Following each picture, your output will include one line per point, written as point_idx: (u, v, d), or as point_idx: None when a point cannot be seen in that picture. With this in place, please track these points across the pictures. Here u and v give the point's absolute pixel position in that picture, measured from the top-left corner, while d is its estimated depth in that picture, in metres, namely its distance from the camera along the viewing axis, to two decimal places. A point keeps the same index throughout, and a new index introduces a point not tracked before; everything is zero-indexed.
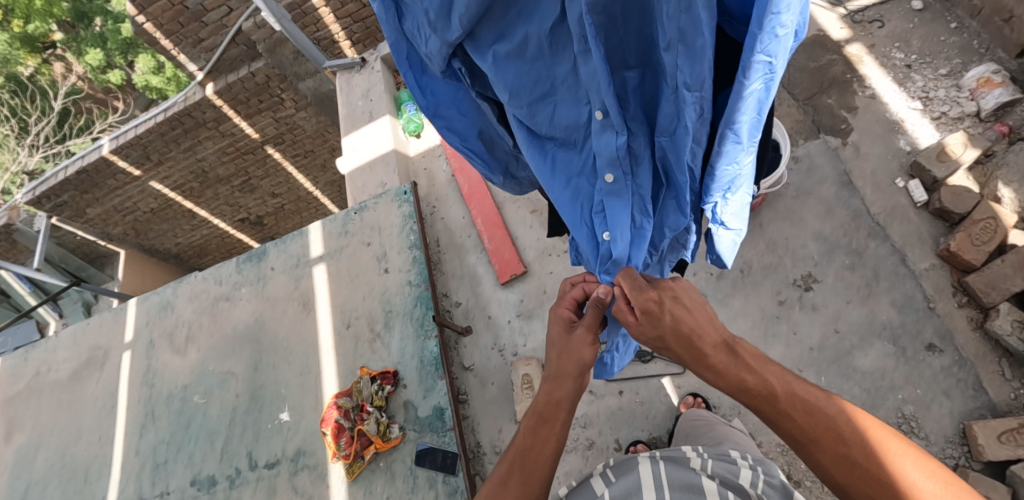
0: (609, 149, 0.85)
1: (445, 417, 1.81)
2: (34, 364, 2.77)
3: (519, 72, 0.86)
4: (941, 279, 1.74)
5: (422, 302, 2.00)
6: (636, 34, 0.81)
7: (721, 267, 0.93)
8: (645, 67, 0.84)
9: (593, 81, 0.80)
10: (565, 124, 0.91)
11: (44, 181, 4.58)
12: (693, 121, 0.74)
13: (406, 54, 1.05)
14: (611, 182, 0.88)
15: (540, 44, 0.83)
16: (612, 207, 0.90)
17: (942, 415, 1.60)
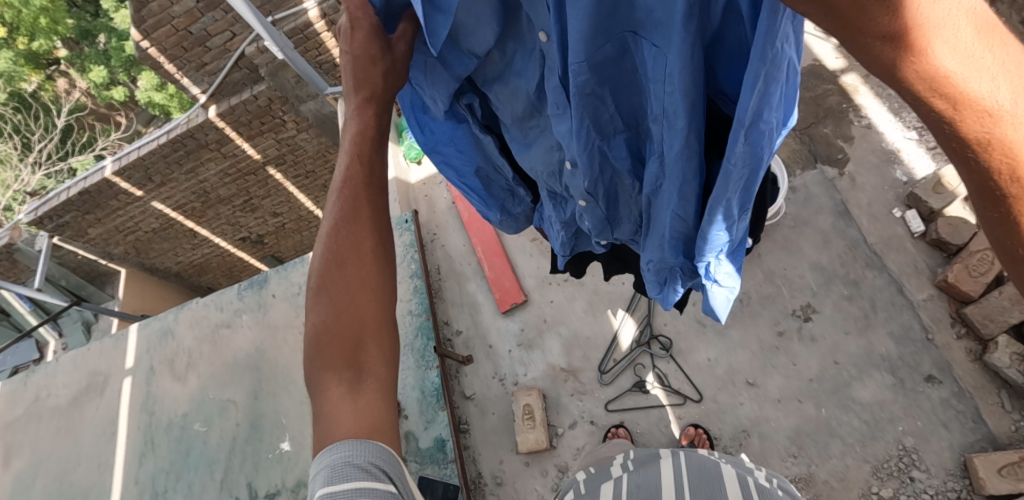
0: (581, 187, 0.86)
1: (446, 448, 1.81)
2: (32, 389, 2.76)
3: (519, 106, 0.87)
4: (939, 310, 1.75)
5: (422, 332, 2.02)
6: (625, 107, 0.76)
7: (715, 320, 0.96)
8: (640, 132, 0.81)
9: (568, 146, 0.78)
10: (545, 161, 0.93)
11: (46, 201, 4.63)
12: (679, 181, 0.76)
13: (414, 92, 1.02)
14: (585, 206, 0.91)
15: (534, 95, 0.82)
16: (592, 219, 0.95)
17: (942, 447, 1.60)
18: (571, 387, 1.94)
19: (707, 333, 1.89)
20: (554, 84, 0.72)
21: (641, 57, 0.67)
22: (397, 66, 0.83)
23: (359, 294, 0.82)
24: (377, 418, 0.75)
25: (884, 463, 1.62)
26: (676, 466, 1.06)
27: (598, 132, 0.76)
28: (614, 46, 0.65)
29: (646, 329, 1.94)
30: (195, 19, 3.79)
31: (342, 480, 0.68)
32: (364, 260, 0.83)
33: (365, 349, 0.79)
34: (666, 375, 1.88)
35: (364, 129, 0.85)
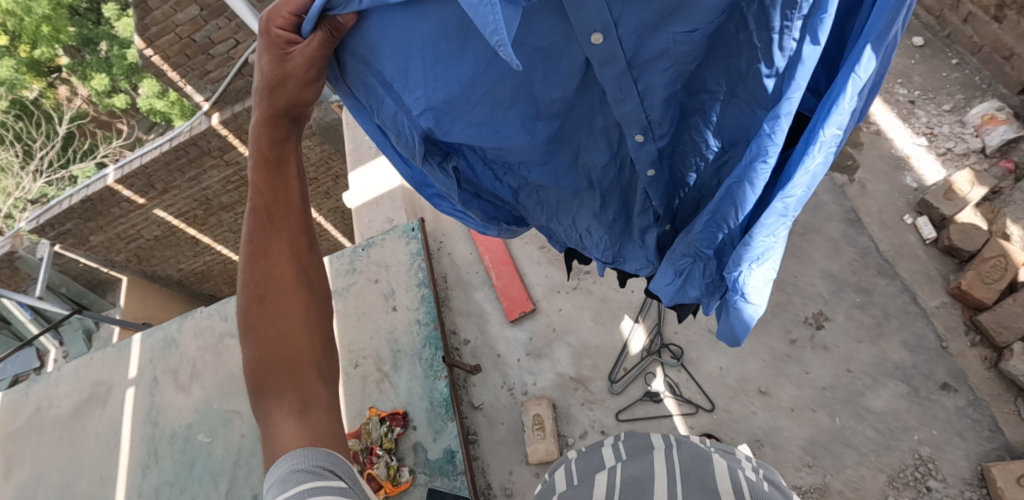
0: (651, 159, 0.84)
1: (455, 460, 1.78)
2: (33, 400, 2.73)
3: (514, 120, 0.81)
4: (953, 318, 1.73)
5: (431, 342, 2.00)
6: (716, 67, 0.75)
7: (736, 344, 0.94)
8: (732, 100, 0.78)
9: (649, 108, 0.78)
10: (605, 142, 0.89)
11: (48, 209, 4.63)
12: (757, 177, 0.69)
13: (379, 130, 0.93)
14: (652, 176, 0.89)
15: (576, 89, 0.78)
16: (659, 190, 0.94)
17: (959, 457, 1.58)
18: (581, 397, 1.92)
19: (718, 342, 1.88)
20: (617, 72, 0.69)
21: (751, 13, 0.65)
22: (301, 75, 0.78)
23: (287, 321, 0.92)
24: (320, 430, 0.86)
25: (900, 473, 1.60)
26: (670, 457, 0.94)
27: (687, 86, 0.78)
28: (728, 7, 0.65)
29: (657, 338, 1.92)
30: (199, 27, 3.80)
31: (296, 483, 0.76)
32: (288, 288, 0.93)
33: (303, 370, 0.90)
34: (678, 384, 1.86)
35: (266, 163, 0.90)
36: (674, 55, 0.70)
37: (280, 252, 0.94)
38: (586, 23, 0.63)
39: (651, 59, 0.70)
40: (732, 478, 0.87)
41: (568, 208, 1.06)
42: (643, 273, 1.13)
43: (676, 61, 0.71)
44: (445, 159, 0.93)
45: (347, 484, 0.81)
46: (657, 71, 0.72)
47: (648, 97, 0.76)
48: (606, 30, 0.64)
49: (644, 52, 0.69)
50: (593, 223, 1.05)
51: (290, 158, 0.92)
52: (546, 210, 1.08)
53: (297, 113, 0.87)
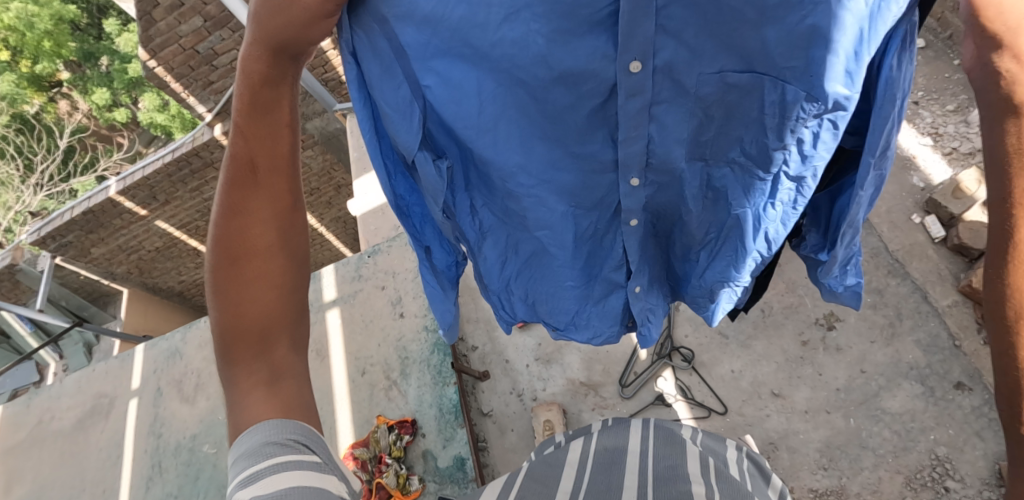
0: (640, 205, 0.82)
1: (466, 467, 1.76)
2: (36, 412, 2.71)
3: (522, 130, 0.71)
4: (966, 317, 1.72)
5: (439, 349, 1.98)
6: (725, 136, 0.72)
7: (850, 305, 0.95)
8: (748, 164, 0.74)
9: (652, 151, 0.75)
10: (596, 195, 0.82)
11: (49, 221, 4.62)
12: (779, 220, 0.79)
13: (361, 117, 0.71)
14: (634, 226, 0.87)
15: (596, 119, 0.70)
16: (633, 247, 0.91)
17: (977, 457, 1.56)
18: (593, 402, 1.90)
19: (729, 345, 1.87)
20: (637, 107, 0.65)
21: (768, 95, 0.63)
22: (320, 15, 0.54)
23: (255, 289, 0.66)
24: (293, 402, 0.66)
25: (917, 473, 1.58)
26: (643, 433, 1.00)
27: (693, 141, 0.74)
28: (749, 76, 0.62)
29: (667, 341, 1.91)
30: (203, 38, 3.84)
31: (260, 460, 0.58)
32: (261, 253, 0.66)
33: (272, 344, 0.67)
34: (689, 386, 1.84)
35: (257, 94, 0.59)
36: (690, 96, 0.66)
37: (259, 209, 0.65)
38: (630, 49, 0.58)
39: (667, 98, 0.67)
40: (700, 455, 0.91)
41: (534, 266, 0.97)
42: (603, 330, 1.11)
43: (693, 106, 0.68)
44: (442, 160, 0.76)
45: (324, 461, 0.63)
46: (673, 110, 0.69)
47: (655, 140, 0.73)
48: (645, 58, 0.60)
49: (672, 77, 0.64)
50: (565, 275, 0.97)
51: (288, 98, 0.62)
52: (511, 262, 0.96)
53: (301, 51, 0.58)
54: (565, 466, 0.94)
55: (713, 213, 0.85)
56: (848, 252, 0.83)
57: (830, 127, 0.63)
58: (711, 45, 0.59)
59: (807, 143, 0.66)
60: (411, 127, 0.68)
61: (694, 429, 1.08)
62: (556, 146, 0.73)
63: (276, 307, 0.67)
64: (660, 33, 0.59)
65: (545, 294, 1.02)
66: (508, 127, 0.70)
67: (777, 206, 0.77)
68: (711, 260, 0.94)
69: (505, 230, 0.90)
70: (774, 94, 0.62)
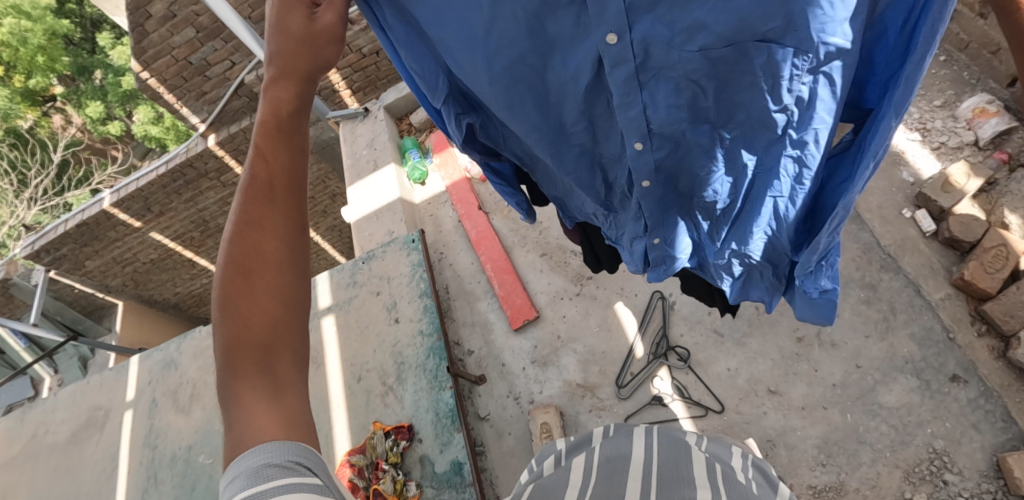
0: (649, 167, 0.84)
1: (463, 472, 1.74)
2: (30, 427, 2.68)
3: (531, 94, 0.76)
4: (958, 309, 1.73)
5: (434, 353, 1.97)
6: (726, 102, 0.74)
7: (826, 322, 1.03)
8: (754, 128, 0.76)
9: (650, 118, 0.77)
10: (610, 151, 0.88)
11: (43, 235, 4.59)
12: (789, 193, 0.81)
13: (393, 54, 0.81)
14: (648, 187, 0.88)
15: (590, 91, 0.75)
16: (650, 204, 0.92)
17: (974, 449, 1.56)
18: (590, 404, 1.89)
19: (725, 343, 1.87)
20: (625, 75, 0.69)
21: (759, 62, 0.66)
22: (331, 37, 0.67)
23: (262, 299, 0.67)
24: (295, 417, 0.65)
25: (915, 467, 1.58)
26: (648, 445, 0.97)
27: (693, 115, 0.77)
28: (733, 49, 0.65)
29: (662, 341, 1.92)
30: (195, 49, 3.86)
31: (260, 481, 0.57)
32: (273, 268, 0.68)
33: (276, 356, 0.67)
34: (685, 386, 1.84)
35: (284, 118, 0.68)
36: (678, 70, 0.69)
37: (273, 225, 0.69)
38: (603, 22, 0.64)
39: (658, 69, 0.70)
40: (708, 463, 0.89)
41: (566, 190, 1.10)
42: (634, 267, 1.13)
43: (680, 78, 0.70)
44: (467, 115, 0.86)
45: (326, 484, 0.62)
46: (663, 83, 0.71)
47: (649, 107, 0.75)
48: (621, 31, 0.65)
49: (654, 57, 0.68)
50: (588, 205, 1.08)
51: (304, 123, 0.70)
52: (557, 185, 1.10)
53: (319, 76, 0.69)
54: (571, 476, 0.92)
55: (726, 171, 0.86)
56: (830, 243, 0.84)
57: (827, 84, 0.64)
58: (687, 26, 0.63)
59: (802, 100, 0.68)
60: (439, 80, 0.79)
61: (702, 439, 1.06)
62: (563, 105, 0.79)
63: (279, 318, 0.68)
64: (635, 7, 0.62)
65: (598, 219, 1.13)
66: (515, 94, 0.76)
67: (783, 177, 0.80)
68: (733, 226, 0.96)
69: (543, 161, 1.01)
70: (762, 57, 0.65)
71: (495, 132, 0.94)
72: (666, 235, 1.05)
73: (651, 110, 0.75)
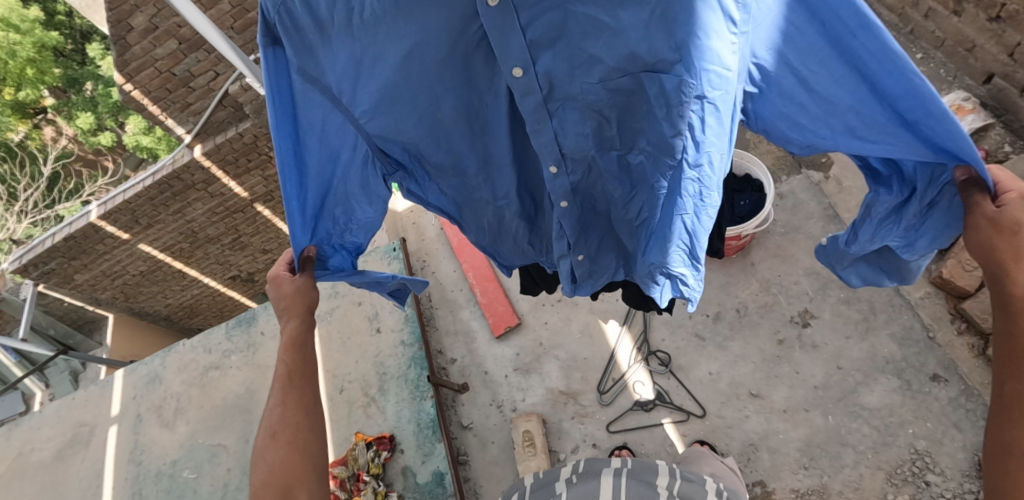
0: (565, 190, 0.91)
1: (445, 482, 1.73)
2: (15, 444, 2.66)
3: (448, 132, 0.87)
4: (938, 308, 1.72)
5: (416, 363, 1.97)
6: (628, 129, 0.85)
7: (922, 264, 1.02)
8: (658, 153, 0.84)
9: (563, 143, 0.85)
10: (529, 174, 1.00)
11: (31, 249, 4.55)
12: (693, 209, 0.85)
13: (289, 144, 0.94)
14: (566, 209, 0.94)
15: (509, 124, 0.88)
16: (570, 226, 0.98)
17: (957, 449, 1.56)
18: (572, 411, 1.88)
19: (706, 347, 1.86)
20: (534, 104, 0.78)
21: (653, 93, 0.75)
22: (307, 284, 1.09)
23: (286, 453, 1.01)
24: None
25: (897, 468, 1.57)
26: (617, 491, 0.97)
27: (600, 139, 0.87)
28: (631, 79, 0.75)
29: (644, 345, 1.91)
30: (179, 61, 3.85)
31: None
32: (292, 432, 1.02)
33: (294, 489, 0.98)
34: (667, 391, 1.83)
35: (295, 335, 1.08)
36: (583, 101, 0.79)
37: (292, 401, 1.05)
38: (508, 58, 0.72)
39: (565, 99, 0.79)
40: None
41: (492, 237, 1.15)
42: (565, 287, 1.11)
43: (586, 108, 0.80)
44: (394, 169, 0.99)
45: None
46: (569, 112, 0.81)
47: (560, 134, 0.84)
48: (526, 66, 0.73)
49: (559, 90, 0.78)
50: (515, 240, 1.13)
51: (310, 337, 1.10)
52: (482, 228, 1.13)
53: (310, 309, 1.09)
54: None
55: (640, 193, 0.95)
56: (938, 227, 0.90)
57: (712, 111, 0.71)
58: (584, 60, 0.73)
59: (697, 128, 0.74)
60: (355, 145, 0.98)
61: (673, 471, 1.08)
62: (487, 135, 0.90)
63: (295, 463, 1.00)
64: (535, 48, 0.72)
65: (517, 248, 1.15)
66: (439, 133, 0.87)
67: (685, 197, 0.85)
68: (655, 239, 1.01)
69: (471, 206, 1.07)
70: (655, 87, 0.73)
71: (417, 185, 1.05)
72: (587, 250, 1.10)
73: (560, 140, 0.85)
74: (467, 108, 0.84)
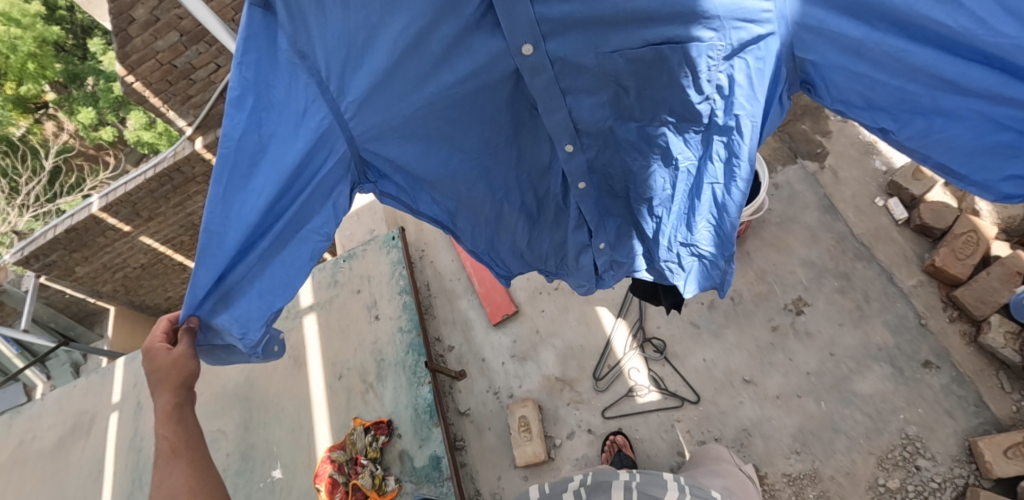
0: (580, 168, 0.95)
1: (441, 466, 1.75)
2: (17, 432, 2.68)
3: (452, 121, 0.88)
4: (931, 296, 1.74)
5: (414, 349, 1.99)
6: (648, 100, 0.84)
7: None
8: (681, 122, 0.85)
9: (576, 119, 0.89)
10: (534, 163, 1.00)
11: (34, 240, 4.56)
12: (724, 179, 0.86)
13: (245, 156, 0.83)
14: (583, 190, 0.99)
15: (516, 100, 0.88)
16: (589, 207, 1.03)
17: (947, 435, 1.58)
18: (568, 397, 1.90)
19: (701, 335, 1.88)
20: (545, 81, 0.81)
21: (676, 61, 0.75)
22: (186, 361, 0.95)
23: None
24: None
25: (889, 453, 1.60)
26: None
27: (618, 112, 0.89)
28: (653, 50, 0.75)
29: (639, 332, 1.93)
30: (179, 53, 3.88)
31: None
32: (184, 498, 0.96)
33: None
34: (662, 377, 1.85)
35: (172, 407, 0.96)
36: (601, 70, 0.80)
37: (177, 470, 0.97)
38: (518, 34, 0.75)
39: (575, 74, 0.81)
40: None
41: (499, 234, 1.12)
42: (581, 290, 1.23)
43: (603, 77, 0.81)
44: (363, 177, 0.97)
45: None
46: (583, 84, 0.83)
47: (574, 108, 0.87)
48: (534, 41, 0.76)
49: (571, 63, 0.79)
50: (520, 239, 1.13)
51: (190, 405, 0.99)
52: (477, 239, 1.12)
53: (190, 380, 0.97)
54: None
55: (656, 170, 0.96)
56: None
57: (744, 68, 0.72)
58: (599, 29, 0.74)
59: (726, 87, 0.76)
60: (323, 163, 0.90)
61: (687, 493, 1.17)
62: (487, 121, 0.90)
63: None
64: (543, 22, 0.74)
65: (532, 252, 1.16)
66: (450, 120, 0.88)
67: (715, 162, 0.86)
68: (677, 220, 1.01)
69: (462, 213, 1.07)
70: (678, 56, 0.74)
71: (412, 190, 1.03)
72: (606, 237, 1.13)
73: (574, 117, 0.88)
74: (467, 94, 0.84)
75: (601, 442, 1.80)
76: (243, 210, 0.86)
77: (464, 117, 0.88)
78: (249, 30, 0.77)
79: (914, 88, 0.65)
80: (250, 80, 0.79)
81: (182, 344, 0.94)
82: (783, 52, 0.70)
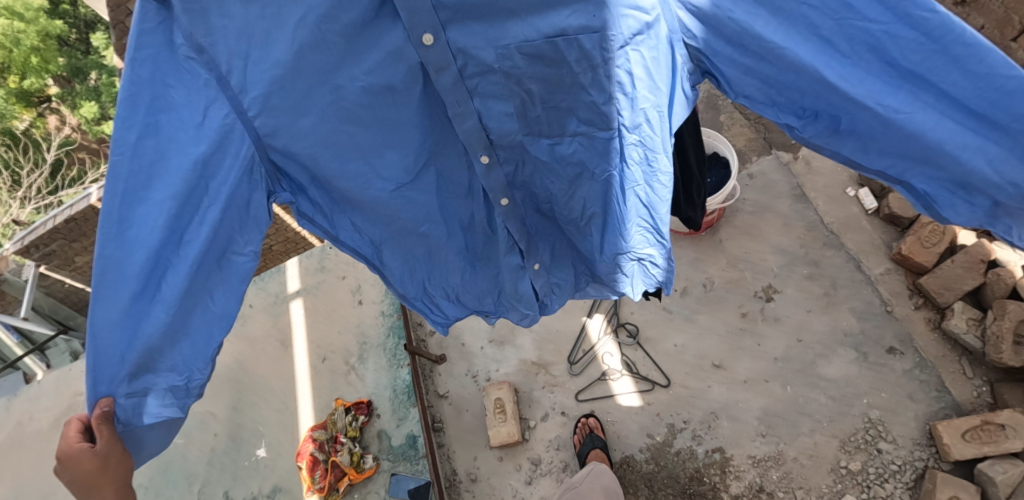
0: (501, 183, 0.93)
1: (417, 445, 1.83)
2: (15, 416, 2.74)
3: (371, 138, 0.82)
4: (897, 284, 1.78)
5: (394, 332, 2.08)
6: (554, 110, 0.84)
7: None
8: (590, 128, 0.85)
9: (488, 128, 0.86)
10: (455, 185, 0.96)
11: (32, 230, 4.55)
12: (642, 179, 0.90)
13: (142, 165, 0.74)
14: (506, 206, 0.97)
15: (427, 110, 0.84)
16: (514, 225, 1.00)
17: (909, 418, 1.62)
18: (543, 380, 1.95)
19: (674, 320, 1.92)
20: (449, 80, 0.78)
21: (573, 58, 0.75)
22: (117, 452, 0.84)
23: None
24: None
25: (851, 437, 1.64)
26: None
27: (527, 127, 0.87)
28: (551, 45, 0.74)
29: (614, 317, 1.97)
30: None
31: None
32: None
33: None
34: (635, 362, 1.90)
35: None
36: (502, 71, 0.78)
37: None
38: (417, 23, 0.72)
39: (481, 75, 0.79)
40: None
41: (431, 265, 1.06)
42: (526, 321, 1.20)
43: (506, 76, 0.79)
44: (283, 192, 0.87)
45: None
46: (488, 84, 0.80)
47: (484, 116, 0.85)
48: (435, 32, 0.73)
49: (471, 58, 0.77)
50: (450, 269, 1.07)
51: None
52: (410, 279, 1.06)
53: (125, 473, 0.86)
54: None
55: (579, 190, 0.95)
56: None
57: (637, 60, 0.75)
58: (499, 17, 0.72)
59: (626, 84, 0.77)
60: (226, 176, 0.79)
61: None
62: (409, 131, 0.84)
63: None
64: (440, 11, 0.71)
65: (464, 283, 1.11)
66: (364, 135, 0.82)
67: (631, 166, 0.89)
68: (610, 232, 1.02)
69: (388, 245, 1.00)
70: (574, 53, 0.74)
71: (330, 215, 0.95)
72: (542, 258, 1.13)
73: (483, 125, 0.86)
74: (377, 99, 0.78)
75: (574, 424, 1.85)
76: (142, 231, 0.76)
77: (382, 129, 0.82)
78: (142, 25, 0.68)
79: (806, 87, 0.72)
80: (145, 78, 0.71)
81: (105, 438, 0.82)
82: (675, 37, 0.75)
